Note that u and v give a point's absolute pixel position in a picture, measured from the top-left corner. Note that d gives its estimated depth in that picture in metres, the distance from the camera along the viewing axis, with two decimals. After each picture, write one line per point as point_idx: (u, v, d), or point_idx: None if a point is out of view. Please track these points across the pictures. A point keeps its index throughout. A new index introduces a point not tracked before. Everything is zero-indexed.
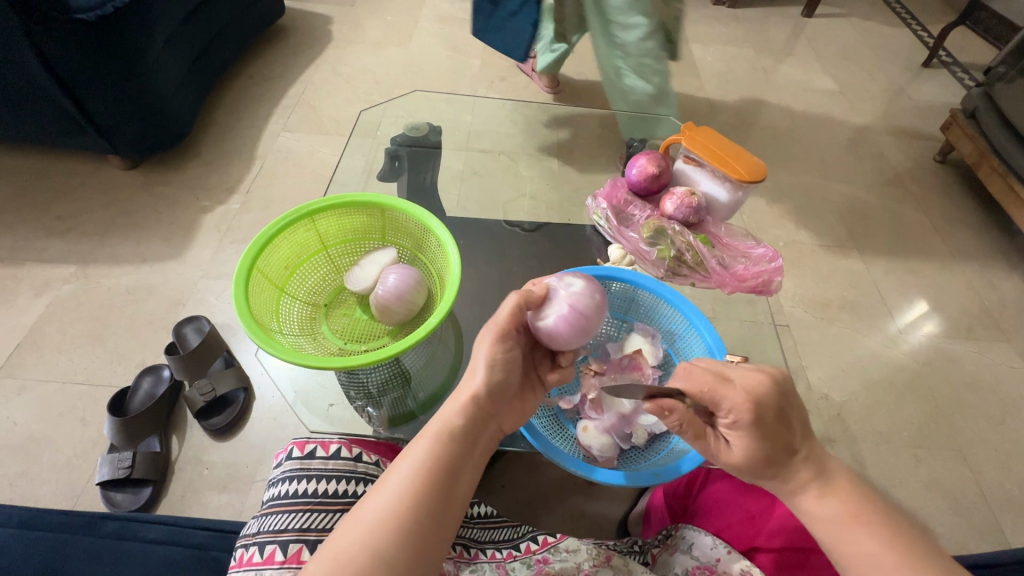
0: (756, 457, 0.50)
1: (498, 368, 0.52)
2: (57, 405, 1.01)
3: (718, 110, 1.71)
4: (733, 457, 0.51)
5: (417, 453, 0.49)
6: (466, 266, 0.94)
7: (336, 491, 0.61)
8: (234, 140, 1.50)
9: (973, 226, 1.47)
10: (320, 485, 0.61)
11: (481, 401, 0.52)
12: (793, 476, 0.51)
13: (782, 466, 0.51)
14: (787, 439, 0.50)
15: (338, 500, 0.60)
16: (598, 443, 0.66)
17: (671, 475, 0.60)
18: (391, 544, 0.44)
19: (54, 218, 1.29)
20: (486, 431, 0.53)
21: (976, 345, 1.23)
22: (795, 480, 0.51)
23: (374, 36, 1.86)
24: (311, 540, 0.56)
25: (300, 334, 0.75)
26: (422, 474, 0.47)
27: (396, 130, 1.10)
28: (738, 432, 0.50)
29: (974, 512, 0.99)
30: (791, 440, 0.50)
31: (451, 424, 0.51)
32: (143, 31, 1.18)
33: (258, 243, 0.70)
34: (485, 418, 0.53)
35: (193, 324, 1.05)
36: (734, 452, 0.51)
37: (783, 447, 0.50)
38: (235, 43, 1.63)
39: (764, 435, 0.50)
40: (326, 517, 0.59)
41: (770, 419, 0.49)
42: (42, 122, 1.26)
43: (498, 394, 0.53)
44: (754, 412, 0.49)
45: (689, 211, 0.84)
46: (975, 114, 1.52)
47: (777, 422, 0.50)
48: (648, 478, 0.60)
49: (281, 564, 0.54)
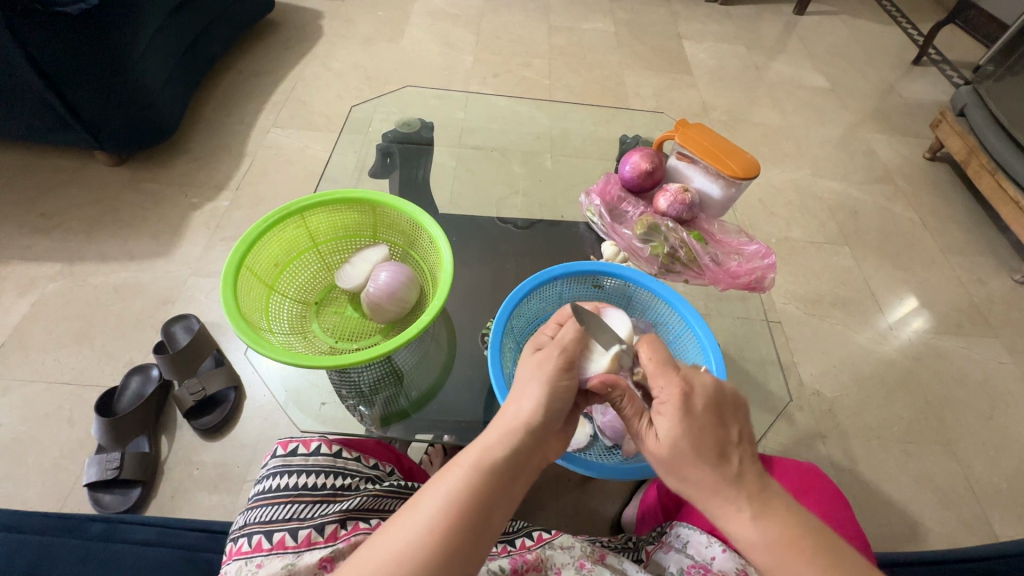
0: (688, 446, 0.46)
1: (554, 397, 0.50)
2: (42, 405, 0.99)
3: (711, 107, 1.71)
4: (659, 444, 0.47)
5: (457, 483, 0.45)
6: (459, 264, 0.93)
7: (313, 484, 0.60)
8: (222, 135, 1.48)
9: (963, 223, 1.49)
10: (299, 480, 0.60)
11: (532, 429, 0.49)
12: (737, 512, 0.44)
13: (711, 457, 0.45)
14: (719, 439, 0.46)
15: (315, 493, 0.59)
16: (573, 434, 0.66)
17: (625, 477, 0.58)
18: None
19: (39, 215, 1.26)
20: (528, 465, 0.49)
21: (965, 341, 1.24)
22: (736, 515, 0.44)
23: (365, 32, 1.85)
24: (293, 528, 0.56)
25: (290, 333, 0.74)
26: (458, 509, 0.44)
27: (387, 126, 1.09)
28: (668, 415, 0.47)
29: (964, 506, 1.00)
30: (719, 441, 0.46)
31: (499, 453, 0.47)
32: (128, 23, 1.16)
33: (246, 241, 0.69)
34: (533, 446, 0.49)
35: (182, 322, 1.03)
36: (661, 439, 0.47)
37: (711, 448, 0.46)
38: (223, 37, 1.60)
39: (699, 427, 0.46)
40: (306, 507, 0.58)
41: (706, 407, 0.47)
42: (25, 116, 1.23)
43: (551, 423, 0.50)
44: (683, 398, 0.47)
45: (682, 208, 0.83)
46: (964, 111, 1.54)
47: (712, 416, 0.47)
48: (600, 471, 0.59)
49: (268, 551, 0.54)
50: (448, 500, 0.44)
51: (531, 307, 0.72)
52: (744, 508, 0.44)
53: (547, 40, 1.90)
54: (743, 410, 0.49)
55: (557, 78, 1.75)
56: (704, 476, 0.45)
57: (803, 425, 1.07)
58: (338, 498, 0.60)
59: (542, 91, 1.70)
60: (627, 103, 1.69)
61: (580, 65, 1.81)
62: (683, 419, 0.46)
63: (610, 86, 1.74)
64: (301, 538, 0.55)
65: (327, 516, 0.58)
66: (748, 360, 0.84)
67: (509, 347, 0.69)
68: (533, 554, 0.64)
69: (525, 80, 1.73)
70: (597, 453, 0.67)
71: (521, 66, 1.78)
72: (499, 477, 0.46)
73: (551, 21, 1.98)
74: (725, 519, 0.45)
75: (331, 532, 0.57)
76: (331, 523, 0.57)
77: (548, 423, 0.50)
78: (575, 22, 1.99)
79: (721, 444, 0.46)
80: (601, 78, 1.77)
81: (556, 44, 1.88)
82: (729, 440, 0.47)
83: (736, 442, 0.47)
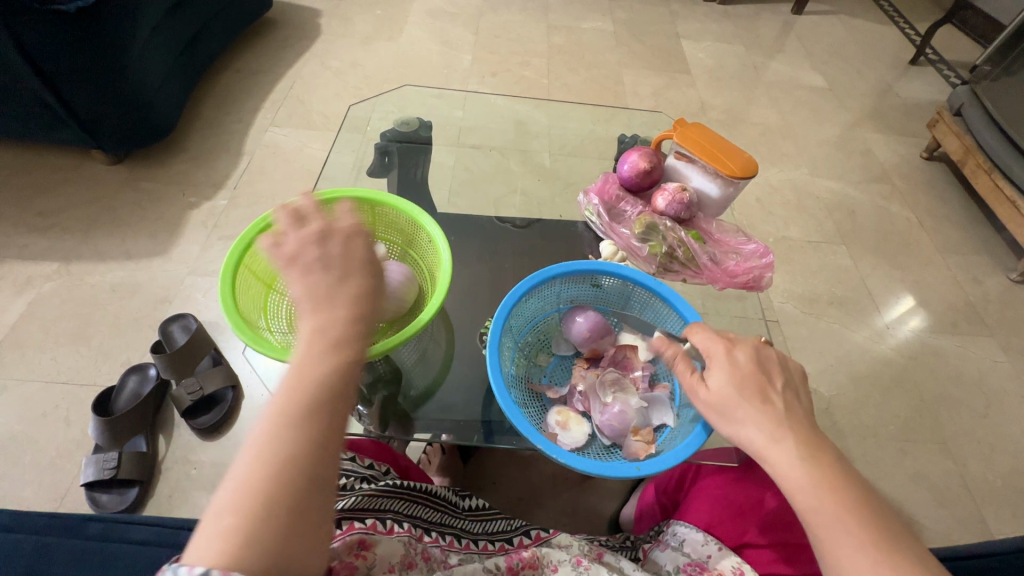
0: (737, 393, 0.50)
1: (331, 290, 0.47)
2: (39, 405, 0.99)
3: (709, 107, 1.71)
4: (706, 395, 0.52)
5: (270, 428, 0.40)
6: (457, 263, 0.93)
7: None
8: (220, 134, 1.48)
9: (959, 222, 1.49)
10: None
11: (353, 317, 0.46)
12: (777, 452, 0.48)
13: (752, 401, 0.50)
14: (761, 387, 0.51)
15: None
16: (571, 433, 0.67)
17: (616, 475, 0.57)
18: (256, 540, 0.36)
19: (35, 214, 1.26)
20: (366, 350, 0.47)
21: (961, 339, 1.25)
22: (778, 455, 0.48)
23: (363, 30, 1.84)
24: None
25: (288, 332, 0.74)
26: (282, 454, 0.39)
27: (385, 125, 1.09)
28: (717, 368, 0.52)
29: (959, 504, 1.01)
30: (763, 389, 0.50)
31: (308, 390, 0.42)
32: (126, 22, 1.15)
33: (244, 240, 0.69)
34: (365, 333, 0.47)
35: (180, 321, 1.03)
36: (707, 390, 0.52)
37: (754, 394, 0.50)
38: (220, 36, 1.60)
39: (746, 378, 0.51)
40: None
41: (749, 360, 0.52)
42: (22, 114, 1.23)
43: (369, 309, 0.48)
44: (727, 350, 0.53)
45: (681, 207, 0.83)
46: (961, 111, 1.54)
47: (757, 367, 0.52)
48: (589, 467, 0.58)
49: None
50: (267, 448, 0.39)
51: (531, 306, 0.72)
52: (787, 447, 0.48)
53: (546, 39, 1.90)
54: (793, 372, 0.53)
55: (556, 77, 1.75)
56: (751, 417, 0.49)
57: None
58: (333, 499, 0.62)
59: (540, 90, 1.69)
60: (626, 102, 1.69)
61: (578, 64, 1.81)
62: (728, 366, 0.52)
63: (608, 86, 1.74)
64: None
65: None
66: None
67: (509, 344, 0.69)
68: (529, 552, 0.65)
69: (524, 79, 1.73)
70: (596, 452, 0.67)
71: (519, 66, 1.77)
72: (317, 410, 0.42)
73: (550, 20, 1.98)
74: (771, 455, 0.48)
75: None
76: None
77: (350, 343, 0.45)
78: (574, 21, 1.99)
79: (764, 390, 0.50)
80: (600, 77, 1.77)
81: (555, 44, 1.88)
82: (777, 389, 0.51)
83: (781, 390, 0.51)
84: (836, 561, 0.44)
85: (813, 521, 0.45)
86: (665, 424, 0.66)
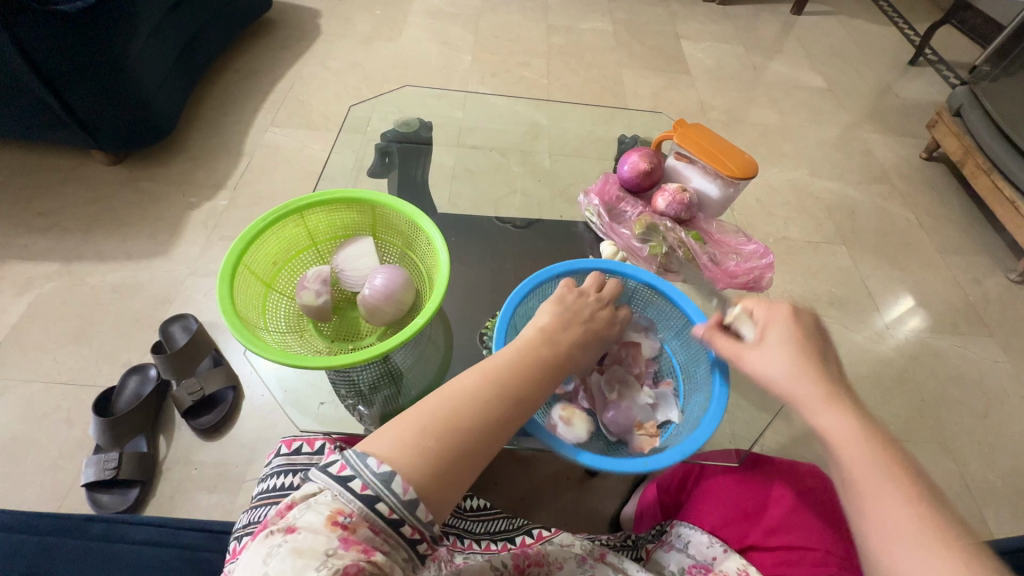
0: (791, 357, 0.55)
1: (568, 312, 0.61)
2: (40, 406, 0.99)
3: (709, 107, 1.71)
4: (759, 351, 0.56)
5: (470, 387, 0.49)
6: (457, 264, 0.93)
7: None
8: (220, 135, 1.48)
9: (959, 223, 1.49)
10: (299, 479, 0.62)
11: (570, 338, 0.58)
12: (822, 405, 0.52)
13: (804, 360, 0.54)
14: (814, 351, 0.56)
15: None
16: (577, 428, 0.63)
17: (627, 470, 0.56)
18: (426, 462, 0.43)
19: (36, 214, 1.26)
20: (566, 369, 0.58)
21: (960, 340, 1.25)
22: (823, 408, 0.52)
23: (363, 31, 1.84)
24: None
25: (287, 331, 0.74)
26: (468, 414, 0.47)
27: (385, 126, 1.10)
28: (774, 330, 0.57)
29: (959, 503, 1.01)
30: (815, 353, 0.56)
31: (514, 378, 0.52)
32: (127, 22, 1.15)
33: (244, 239, 0.69)
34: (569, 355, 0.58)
35: (180, 322, 1.03)
36: (761, 347, 0.57)
37: (809, 366, 0.54)
38: (220, 36, 1.60)
39: (800, 349, 0.56)
40: None
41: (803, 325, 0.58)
42: (22, 115, 1.23)
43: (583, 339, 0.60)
44: (786, 315, 0.58)
45: (681, 208, 0.83)
46: (960, 112, 1.54)
47: (811, 334, 0.57)
48: (597, 461, 0.58)
49: None
50: (459, 401, 0.48)
51: (534, 303, 0.72)
52: (827, 404, 0.52)
53: (546, 39, 1.90)
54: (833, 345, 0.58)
55: (555, 78, 1.75)
56: (805, 374, 0.54)
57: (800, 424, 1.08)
58: None
59: (539, 91, 1.70)
60: (625, 102, 1.70)
61: (578, 64, 1.81)
62: (785, 327, 0.57)
63: (608, 86, 1.74)
64: None
65: None
66: None
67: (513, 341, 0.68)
68: (534, 550, 0.65)
69: (524, 79, 1.73)
70: (598, 447, 0.66)
71: (518, 66, 1.78)
72: (512, 396, 0.51)
73: (549, 21, 1.98)
74: (820, 408, 0.52)
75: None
76: None
77: (555, 356, 0.56)
78: (574, 22, 1.99)
79: (817, 362, 0.55)
80: (599, 78, 1.77)
81: (554, 44, 1.88)
82: (827, 355, 0.56)
83: (831, 360, 0.56)
84: (878, 515, 0.46)
85: (854, 477, 0.48)
86: (670, 421, 0.68)
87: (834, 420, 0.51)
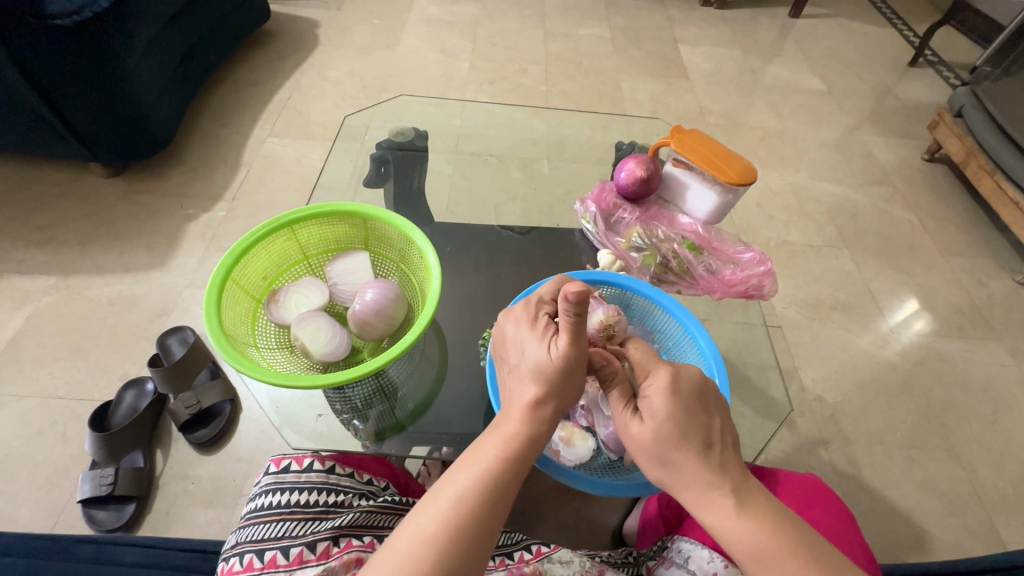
0: (668, 435, 0.48)
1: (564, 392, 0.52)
2: (36, 421, 0.98)
3: (708, 112, 1.71)
4: (642, 432, 0.49)
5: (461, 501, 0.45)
6: (453, 274, 0.92)
7: (307, 501, 0.63)
8: (219, 146, 1.48)
9: (962, 224, 1.48)
10: (293, 497, 0.63)
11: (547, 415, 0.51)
12: (704, 493, 0.46)
13: (688, 451, 0.47)
14: (704, 429, 0.48)
15: (308, 509, 0.63)
16: (575, 450, 0.65)
17: (625, 492, 0.58)
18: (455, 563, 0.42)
19: (34, 228, 1.26)
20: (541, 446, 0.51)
21: (967, 344, 1.23)
22: (708, 497, 0.46)
23: (361, 40, 1.85)
24: (284, 546, 0.58)
25: (276, 348, 0.73)
26: (473, 504, 0.45)
27: (383, 134, 1.09)
28: (657, 396, 0.49)
29: (969, 513, 0.99)
30: (706, 431, 0.48)
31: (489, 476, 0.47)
32: (124, 36, 1.16)
33: (233, 254, 0.68)
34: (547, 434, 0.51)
35: (178, 335, 1.02)
36: (644, 428, 0.49)
37: (695, 434, 0.47)
38: (219, 47, 1.60)
39: (684, 410, 0.48)
40: (297, 525, 0.61)
41: (691, 394, 0.49)
42: (20, 129, 1.23)
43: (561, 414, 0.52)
44: (672, 382, 0.50)
45: (637, 182, 0.84)
46: (961, 113, 1.53)
47: (697, 402, 0.49)
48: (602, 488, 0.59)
49: (259, 570, 0.56)
50: (438, 530, 0.43)
51: None
52: (710, 493, 0.45)
53: (543, 46, 1.90)
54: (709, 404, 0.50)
55: (554, 84, 1.75)
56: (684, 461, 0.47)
57: (805, 432, 1.06)
58: (329, 515, 0.63)
59: (538, 98, 1.69)
60: (623, 108, 1.69)
61: (575, 70, 1.81)
62: (669, 402, 0.48)
63: (606, 91, 1.74)
64: (292, 556, 0.57)
65: (319, 534, 0.59)
66: (748, 366, 0.83)
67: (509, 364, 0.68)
68: (530, 566, 0.64)
69: (522, 87, 1.73)
70: (600, 467, 0.65)
71: (516, 73, 1.77)
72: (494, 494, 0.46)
73: (546, 27, 1.99)
74: (710, 501, 0.45)
75: (322, 550, 0.58)
76: (323, 540, 0.58)
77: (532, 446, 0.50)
78: (571, 28, 2.00)
79: (703, 435, 0.47)
80: (597, 83, 1.77)
81: (551, 50, 1.88)
82: (713, 428, 0.48)
83: (720, 433, 0.48)
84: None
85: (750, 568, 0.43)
86: None
87: (729, 512, 0.44)
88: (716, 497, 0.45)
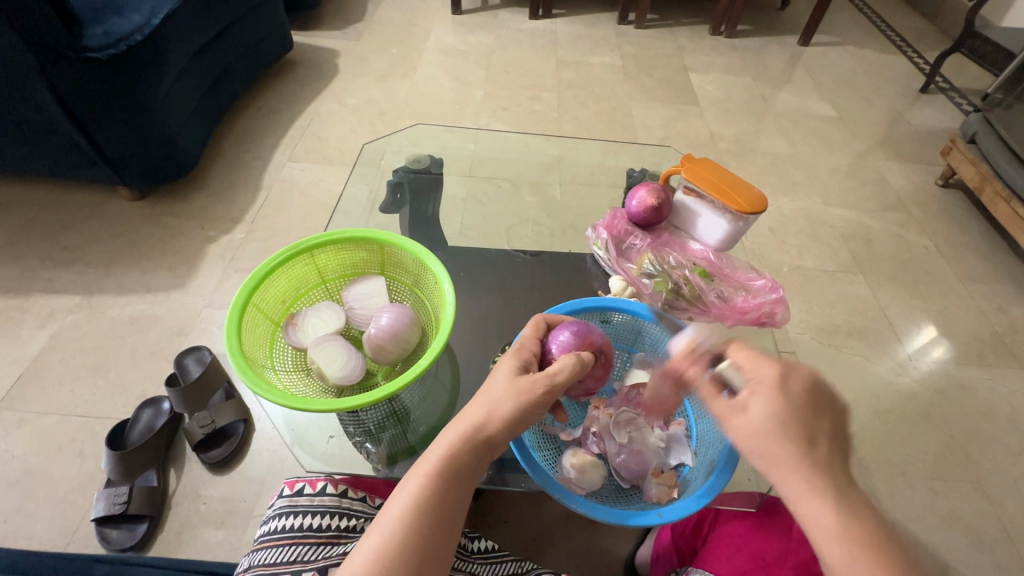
0: (773, 428, 0.47)
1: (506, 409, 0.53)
2: (55, 438, 1.00)
3: (719, 137, 1.73)
4: (741, 421, 0.49)
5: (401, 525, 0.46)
6: (466, 297, 0.93)
7: (319, 525, 0.64)
8: (240, 170, 1.53)
9: (980, 250, 1.46)
10: (305, 520, 0.64)
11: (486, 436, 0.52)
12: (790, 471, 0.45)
13: (793, 443, 0.46)
14: (812, 427, 0.47)
15: (321, 534, 0.63)
16: (587, 477, 0.63)
17: (639, 522, 0.57)
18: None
19: (62, 249, 1.30)
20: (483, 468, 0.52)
21: (989, 372, 1.20)
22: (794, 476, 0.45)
23: (379, 69, 1.91)
24: (295, 570, 0.59)
25: (292, 371, 0.74)
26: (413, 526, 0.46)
27: (399, 160, 1.12)
28: (762, 392, 0.49)
29: (997, 550, 0.95)
30: (813, 430, 0.47)
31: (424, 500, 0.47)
32: (155, 67, 1.22)
33: (254, 279, 0.70)
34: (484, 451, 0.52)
35: (195, 354, 1.05)
36: (747, 418, 0.48)
37: (799, 429, 0.46)
38: (243, 77, 1.67)
39: (792, 408, 0.47)
40: (308, 549, 0.61)
41: (803, 393, 0.48)
42: (54, 155, 1.29)
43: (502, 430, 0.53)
44: (779, 380, 0.49)
45: (648, 209, 0.85)
46: (975, 139, 1.53)
47: (810, 401, 0.48)
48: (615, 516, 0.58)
49: None
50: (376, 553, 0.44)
51: None
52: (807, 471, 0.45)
53: (556, 74, 1.95)
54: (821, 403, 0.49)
55: (566, 110, 1.79)
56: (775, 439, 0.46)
57: None
58: (341, 539, 0.64)
59: (550, 124, 1.73)
60: (634, 134, 1.72)
61: (587, 97, 1.85)
62: (776, 399, 0.48)
63: (617, 118, 1.77)
64: None
65: (330, 559, 0.61)
66: None
67: None
68: None
69: (535, 113, 1.77)
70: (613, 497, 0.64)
71: (529, 100, 1.82)
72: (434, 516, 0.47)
73: (559, 56, 2.04)
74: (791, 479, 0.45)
75: None
76: (333, 565, 0.60)
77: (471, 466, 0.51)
78: (583, 56, 2.05)
79: (811, 430, 0.47)
80: (608, 110, 1.80)
81: (564, 78, 1.93)
82: (825, 428, 0.47)
83: (829, 434, 0.47)
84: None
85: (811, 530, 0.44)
86: (685, 463, 0.66)
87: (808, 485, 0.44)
88: (816, 489, 0.44)
